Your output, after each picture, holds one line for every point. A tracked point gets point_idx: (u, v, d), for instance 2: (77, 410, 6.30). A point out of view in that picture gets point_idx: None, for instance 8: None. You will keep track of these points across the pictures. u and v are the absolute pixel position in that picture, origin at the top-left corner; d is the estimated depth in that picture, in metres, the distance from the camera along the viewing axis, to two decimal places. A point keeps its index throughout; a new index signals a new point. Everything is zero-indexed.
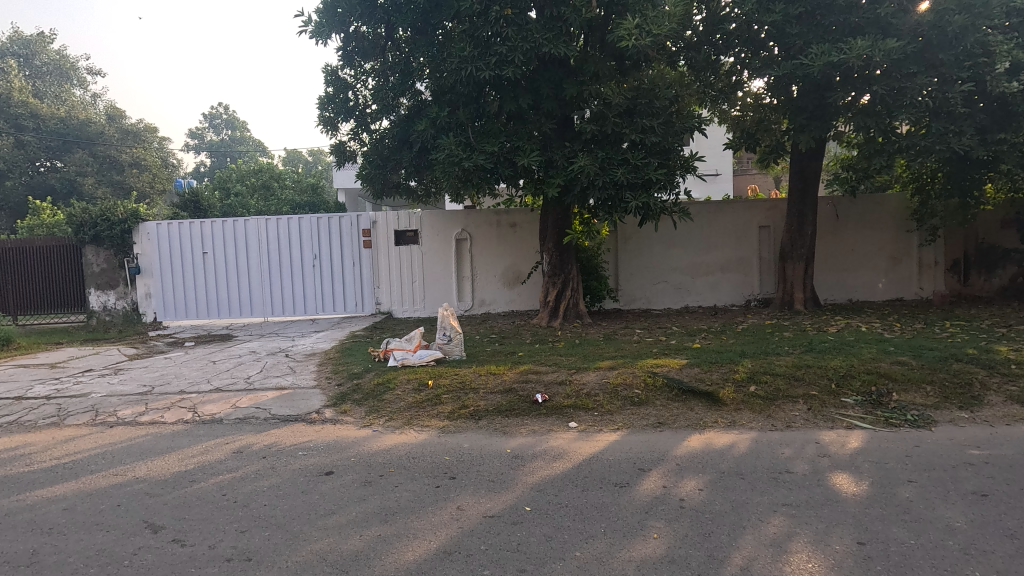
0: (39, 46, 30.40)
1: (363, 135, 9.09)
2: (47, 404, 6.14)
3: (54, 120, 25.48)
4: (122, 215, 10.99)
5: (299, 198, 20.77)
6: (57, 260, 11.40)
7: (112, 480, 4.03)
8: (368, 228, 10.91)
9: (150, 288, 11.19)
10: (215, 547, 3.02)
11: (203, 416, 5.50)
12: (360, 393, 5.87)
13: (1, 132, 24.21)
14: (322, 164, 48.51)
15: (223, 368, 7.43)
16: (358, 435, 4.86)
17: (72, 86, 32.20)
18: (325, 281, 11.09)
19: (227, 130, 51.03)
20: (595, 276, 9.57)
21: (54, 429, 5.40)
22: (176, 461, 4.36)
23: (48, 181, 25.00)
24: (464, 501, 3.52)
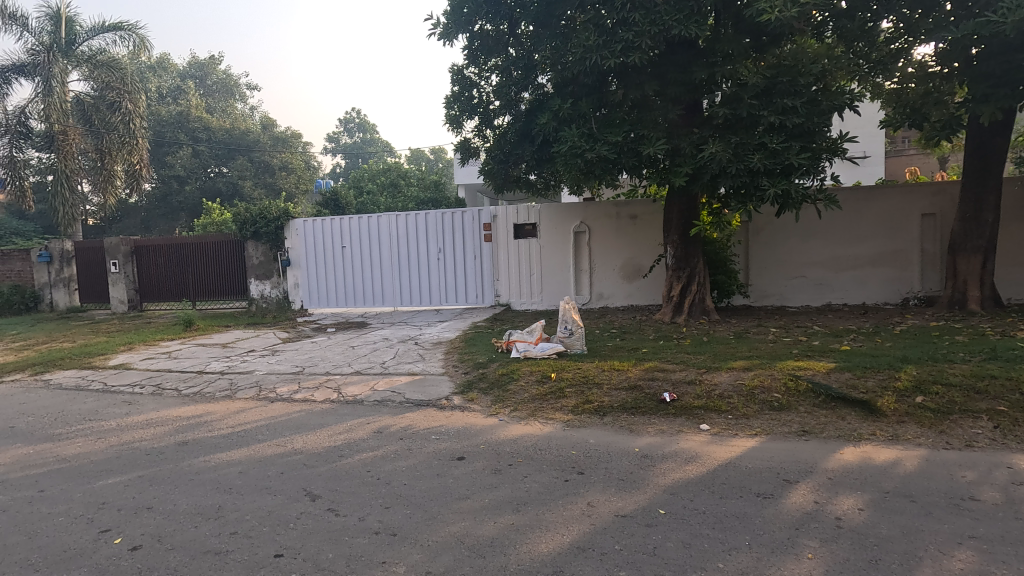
0: (210, 67, 35.12)
1: (486, 131, 9.30)
2: (222, 379, 7.09)
3: (222, 131, 29.34)
4: (276, 214, 12.36)
5: (423, 194, 21.95)
6: (226, 254, 13.11)
7: (276, 450, 4.54)
8: (488, 223, 11.21)
9: (298, 278, 12.46)
10: (364, 519, 3.26)
11: (346, 396, 6.01)
12: (485, 382, 6.07)
13: (182, 144, 28.33)
14: (443, 162, 50.77)
15: (361, 353, 8.07)
16: (485, 423, 5.02)
17: (235, 101, 36.73)
18: (448, 274, 11.59)
19: (360, 133, 55.22)
20: (722, 270, 9.00)
21: (227, 401, 6.19)
22: (326, 437, 4.80)
23: (217, 184, 28.82)
24: (594, 498, 3.47)
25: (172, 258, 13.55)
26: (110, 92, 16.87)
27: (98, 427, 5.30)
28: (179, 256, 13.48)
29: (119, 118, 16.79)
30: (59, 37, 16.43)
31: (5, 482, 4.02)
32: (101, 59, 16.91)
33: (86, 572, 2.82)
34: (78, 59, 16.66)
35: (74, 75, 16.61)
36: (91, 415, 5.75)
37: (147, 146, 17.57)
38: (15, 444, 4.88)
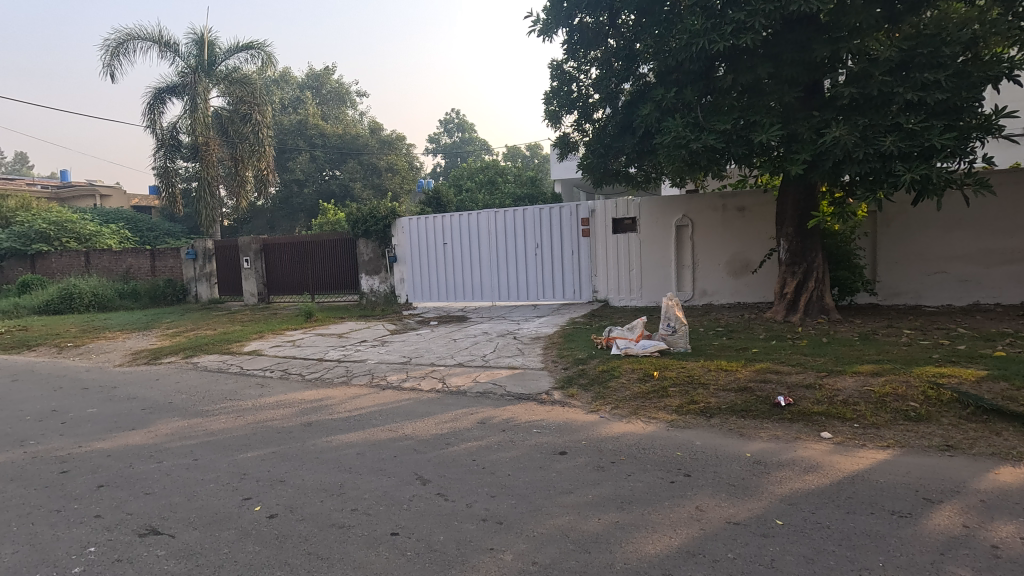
0: (325, 77, 37.92)
1: (586, 125, 9.20)
2: (339, 366, 7.67)
3: (335, 136, 31.60)
4: (384, 213, 13.12)
5: (519, 191, 22.22)
6: (340, 251, 14.13)
7: (388, 434, 4.83)
8: (587, 218, 11.11)
9: (403, 274, 13.14)
10: (472, 506, 3.38)
11: (451, 387, 6.26)
12: (585, 378, 6.05)
13: (302, 150, 30.94)
14: (539, 157, 51.02)
15: (463, 346, 8.36)
16: (587, 419, 5.00)
17: (347, 107, 39.35)
18: (546, 269, 11.66)
19: (459, 132, 56.96)
20: (845, 265, 8.23)
21: (344, 387, 6.69)
22: (433, 425, 5.03)
23: (331, 186, 31.15)
24: (704, 502, 3.34)
25: (294, 255, 14.84)
26: (243, 106, 18.88)
27: (238, 406, 5.96)
28: (300, 253, 14.73)
29: (250, 129, 18.80)
30: (202, 59, 18.54)
31: (168, 450, 4.64)
32: (236, 77, 18.89)
33: (234, 534, 3.18)
34: (218, 78, 18.72)
35: (215, 92, 18.71)
36: (232, 394, 6.47)
37: (273, 153, 19.44)
38: (173, 417, 5.61)
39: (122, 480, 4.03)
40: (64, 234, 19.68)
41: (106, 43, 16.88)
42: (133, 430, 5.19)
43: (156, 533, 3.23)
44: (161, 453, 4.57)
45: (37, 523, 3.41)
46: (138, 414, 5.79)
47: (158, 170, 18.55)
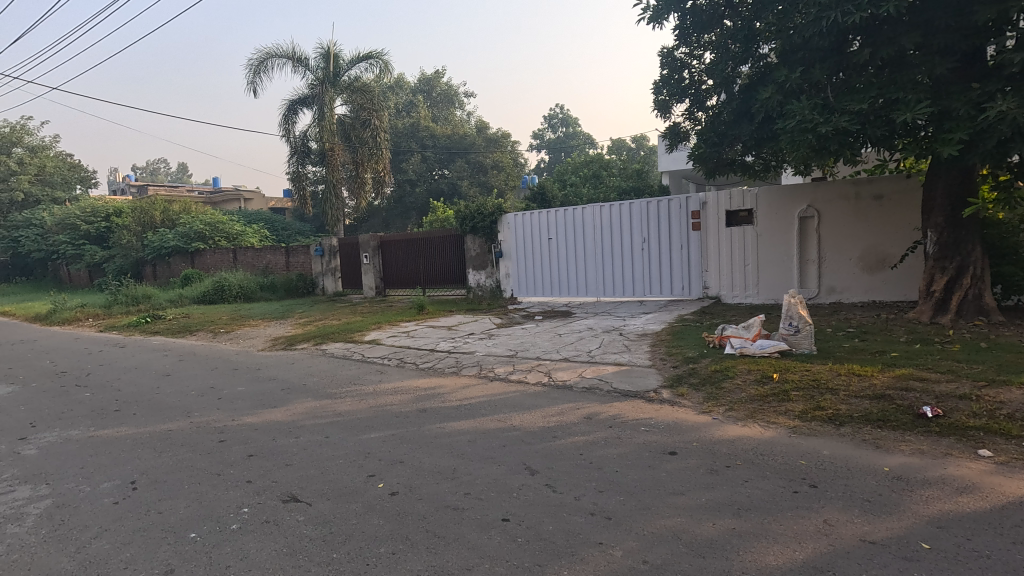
0: (435, 81, 39.59)
1: (698, 113, 8.77)
2: (450, 357, 8.04)
3: (444, 137, 32.91)
4: (491, 210, 13.47)
5: (625, 184, 21.71)
6: (449, 247, 14.75)
7: (497, 424, 4.99)
8: (698, 210, 10.61)
9: (509, 269, 13.41)
10: (580, 499, 3.40)
11: (557, 381, 6.31)
12: (696, 377, 5.81)
13: (414, 151, 32.59)
14: (646, 149, 49.47)
15: (568, 341, 8.37)
16: (698, 420, 4.81)
17: (455, 108, 40.89)
18: (654, 264, 11.31)
19: (563, 127, 56.83)
20: (1011, 259, 7.13)
21: (454, 377, 7.01)
22: (540, 417, 5.11)
23: (441, 185, 32.57)
24: (832, 516, 3.08)
25: (407, 251, 15.74)
26: (363, 112, 20.35)
27: (361, 390, 6.48)
28: (413, 249, 15.59)
29: (369, 133, 20.22)
30: (328, 70, 20.07)
31: (303, 427, 5.15)
32: (357, 85, 20.34)
33: (361, 506, 3.48)
34: (341, 88, 20.25)
35: (339, 101, 20.28)
36: (356, 380, 7.04)
37: (389, 156, 20.89)
38: (306, 398, 6.21)
39: (267, 451, 4.55)
40: (216, 234, 22.46)
41: (250, 63, 18.96)
42: (275, 408, 5.84)
43: (296, 500, 3.61)
44: (298, 429, 5.09)
45: (203, 483, 3.95)
46: (278, 393, 6.48)
47: (291, 175, 20.55)
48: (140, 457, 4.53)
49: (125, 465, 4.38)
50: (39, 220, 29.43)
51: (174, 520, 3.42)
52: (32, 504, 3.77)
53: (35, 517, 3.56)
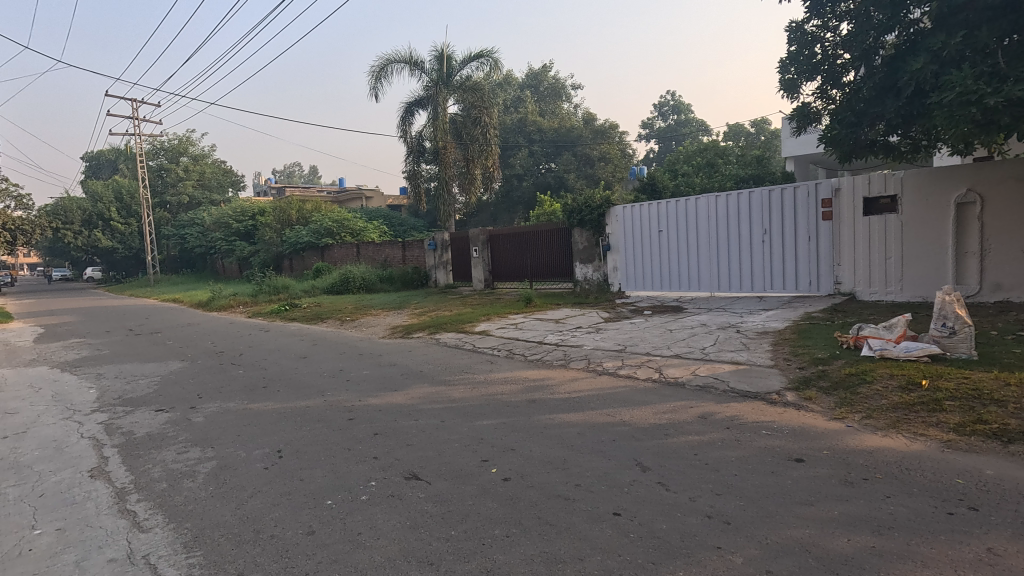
0: (543, 76, 39.77)
1: (832, 91, 7.95)
2: (558, 350, 8.09)
3: (551, 130, 32.98)
4: (599, 202, 13.28)
5: (744, 172, 20.34)
6: (556, 240, 14.81)
7: (606, 418, 4.95)
8: (829, 198, 9.68)
9: (617, 262, 13.12)
10: (695, 501, 3.29)
11: (668, 378, 6.12)
12: (826, 380, 5.34)
13: (521, 146, 33.04)
14: (767, 134, 45.96)
15: (680, 337, 8.06)
16: (828, 426, 4.43)
17: (563, 102, 40.82)
18: (776, 257, 10.52)
19: (674, 115, 54.48)
20: None
21: (563, 369, 7.05)
22: (651, 414, 4.99)
23: (547, 179, 32.80)
24: (999, 545, 2.69)
25: (515, 244, 16.03)
26: (474, 110, 21.04)
27: (473, 379, 6.74)
28: (521, 243, 15.85)
29: (479, 130, 20.90)
30: (442, 72, 20.90)
31: (421, 411, 5.48)
32: (468, 85, 21.03)
33: (476, 489, 3.63)
34: (454, 88, 21.02)
35: (452, 101, 21.07)
36: (468, 368, 7.33)
37: (497, 152, 21.50)
38: (423, 384, 6.58)
39: (390, 431, 4.90)
40: (343, 230, 24.43)
41: (372, 70, 20.33)
42: (396, 391, 6.27)
43: (417, 478, 3.86)
44: (416, 412, 5.42)
45: (337, 456, 4.36)
46: (398, 378, 6.94)
47: (408, 174, 21.73)
48: (284, 430, 5.09)
49: (273, 435, 4.94)
50: (201, 220, 33.89)
51: (313, 487, 3.81)
52: (202, 463, 4.39)
53: (205, 475, 4.15)
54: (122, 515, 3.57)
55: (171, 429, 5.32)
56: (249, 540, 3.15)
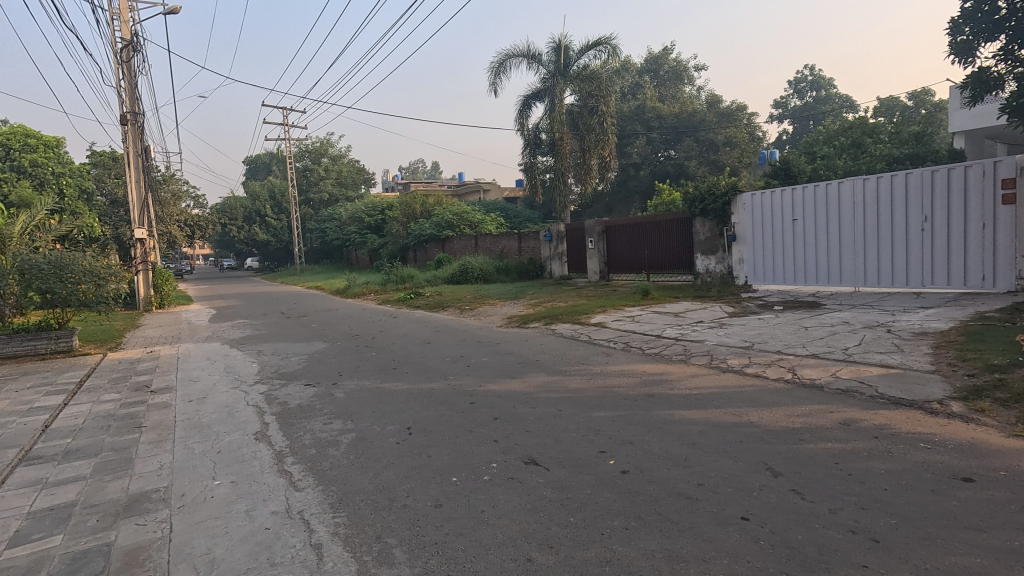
0: (663, 58, 38.16)
1: (1021, 51, 6.71)
2: (678, 344, 7.80)
3: (671, 116, 31.61)
4: (723, 189, 12.36)
5: (898, 151, 17.99)
6: (676, 231, 14.20)
7: (732, 418, 4.69)
8: (1012, 178, 8.31)
9: (743, 254, 12.28)
10: (837, 513, 3.01)
11: (803, 378, 5.64)
12: (1004, 391, 4.59)
13: (639, 134, 32.05)
14: (928, 107, 40.08)
15: (817, 336, 7.38)
16: (1006, 444, 3.81)
17: (684, 85, 38.94)
18: (938, 248, 9.21)
19: (812, 91, 49.49)
20: None
21: (683, 364, 6.79)
22: (783, 416, 4.64)
23: (666, 167, 31.62)
24: None
25: (632, 235, 15.62)
26: (591, 99, 20.82)
27: (589, 370, 6.73)
28: (638, 233, 15.42)
29: (596, 120, 20.69)
30: (559, 63, 20.84)
31: (539, 399, 5.59)
32: (586, 74, 20.82)
33: (594, 479, 3.64)
34: (571, 78, 20.89)
35: (568, 92, 20.98)
36: (583, 359, 7.33)
37: (615, 140, 21.13)
38: (540, 373, 6.70)
39: (509, 416, 5.07)
40: (462, 222, 25.47)
41: (492, 66, 20.87)
42: (514, 379, 6.45)
43: (536, 464, 3.95)
44: (534, 400, 5.54)
45: (460, 437, 4.61)
46: (515, 366, 7.14)
47: (524, 166, 22.03)
48: (413, 409, 5.48)
49: (402, 413, 5.34)
50: (338, 214, 37.25)
51: (439, 464, 4.06)
52: (343, 434, 4.86)
53: (346, 445, 4.60)
54: (281, 475, 4.08)
55: (318, 402, 5.95)
56: (385, 507, 3.45)
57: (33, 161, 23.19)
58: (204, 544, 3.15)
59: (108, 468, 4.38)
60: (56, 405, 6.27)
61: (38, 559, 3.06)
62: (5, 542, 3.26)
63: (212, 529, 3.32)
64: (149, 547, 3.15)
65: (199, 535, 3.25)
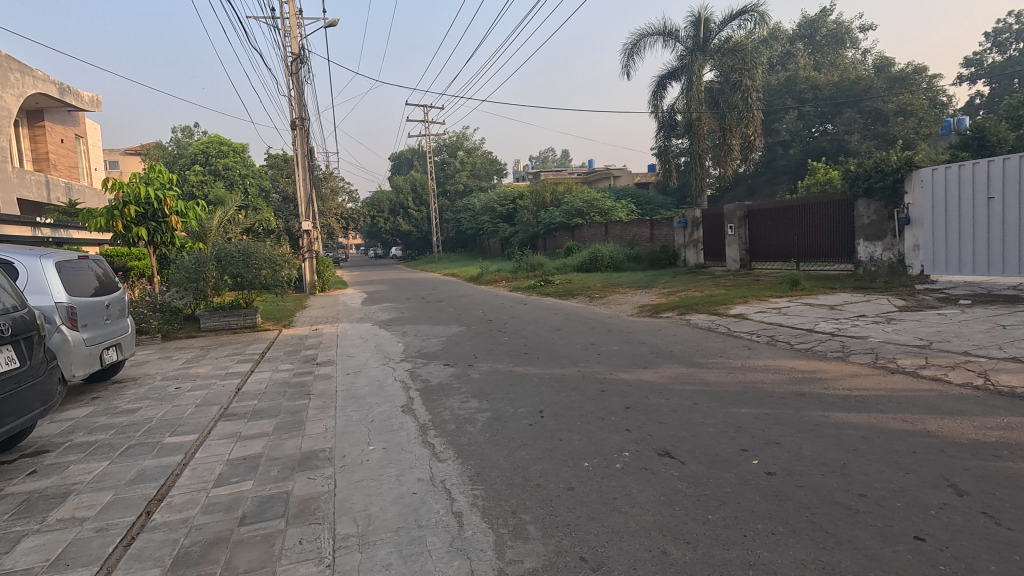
0: (820, 21, 34.16)
1: None
2: (834, 340, 7.04)
3: (829, 86, 28.30)
4: (894, 164, 10.80)
5: None
6: (832, 214, 12.76)
7: (903, 425, 4.12)
8: None
9: (918, 239, 10.63)
10: None
11: (998, 386, 4.77)
12: None
13: (789, 108, 29.16)
14: None
15: (1018, 335, 6.19)
16: None
17: (845, 48, 34.54)
18: None
19: (1018, 43, 40.99)
20: None
21: (840, 362, 6.10)
22: (971, 427, 3.98)
23: (821, 143, 28.37)
24: None
25: (779, 220, 14.34)
26: (733, 74, 19.36)
27: (730, 363, 6.33)
28: (786, 218, 14.11)
29: (739, 96, 19.26)
30: (699, 37, 19.52)
31: (673, 390, 5.39)
32: (728, 47, 19.36)
33: (735, 478, 3.43)
34: (711, 52, 19.50)
35: (708, 68, 19.66)
36: (723, 352, 6.91)
37: (760, 117, 19.56)
38: (674, 364, 6.45)
39: (642, 406, 4.96)
40: (592, 210, 25.23)
41: (625, 48, 20.26)
42: (646, 369, 6.30)
43: (670, 457, 3.83)
44: (668, 391, 5.36)
45: (591, 423, 4.62)
46: (648, 357, 6.94)
47: (657, 150, 21.15)
48: (544, 393, 5.60)
49: (535, 397, 5.48)
50: (472, 204, 38.92)
51: (571, 448, 4.11)
52: (479, 413, 5.12)
53: (482, 423, 4.84)
54: (425, 446, 4.41)
55: (456, 381, 6.33)
56: (519, 485, 3.58)
57: (226, 166, 28.44)
58: (362, 501, 3.52)
59: (286, 428, 5.07)
60: (245, 372, 7.39)
61: (236, 499, 3.66)
62: (212, 482, 3.94)
63: (368, 489, 3.70)
64: (318, 498, 3.61)
65: (358, 493, 3.65)
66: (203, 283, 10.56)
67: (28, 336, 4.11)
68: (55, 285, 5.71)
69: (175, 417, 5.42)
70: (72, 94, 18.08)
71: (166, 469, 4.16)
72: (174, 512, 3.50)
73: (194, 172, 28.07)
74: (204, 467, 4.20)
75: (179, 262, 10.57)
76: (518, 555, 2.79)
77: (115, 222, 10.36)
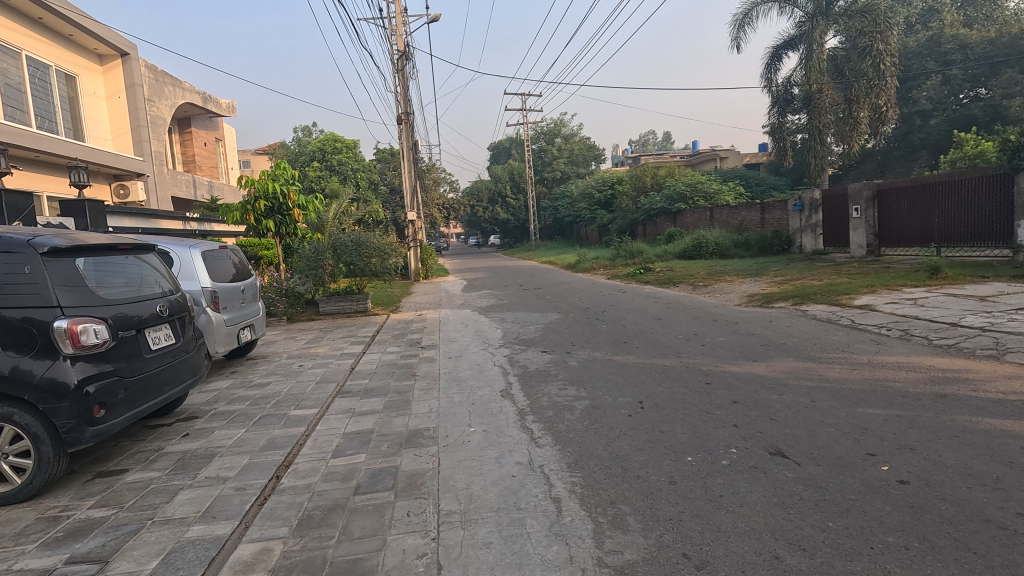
0: None
1: None
2: (984, 336, 6.16)
3: (982, 45, 24.78)
4: None
5: None
6: (984, 192, 11.16)
7: None
8: None
9: None
10: None
11: None
12: None
13: (931, 72, 25.67)
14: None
15: None
16: None
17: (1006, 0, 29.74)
18: None
19: None
20: None
21: (992, 362, 5.32)
22: None
23: (971, 111, 24.70)
24: None
25: (916, 199, 12.79)
26: (862, 38, 17.38)
27: (853, 359, 5.76)
28: (926, 198, 12.53)
29: (869, 63, 17.25)
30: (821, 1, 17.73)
31: (788, 386, 5.01)
32: (858, 8, 17.37)
33: (861, 484, 3.13)
34: (836, 16, 17.62)
35: (831, 34, 17.81)
36: (845, 346, 6.31)
37: (895, 85, 17.38)
38: (789, 357, 5.99)
39: (751, 401, 4.66)
40: (696, 194, 24.09)
41: (735, 18, 18.96)
42: (756, 362, 5.91)
43: (785, 457, 3.56)
44: (781, 387, 4.99)
45: (695, 416, 4.43)
46: (759, 348, 6.52)
47: (770, 127, 19.73)
48: (645, 383, 5.45)
49: (634, 387, 5.35)
50: (569, 192, 38.61)
51: (673, 441, 3.97)
52: (578, 401, 5.10)
53: (580, 411, 4.81)
54: (524, 430, 4.48)
55: (553, 368, 6.37)
56: (619, 475, 3.52)
57: (341, 161, 30.52)
58: (464, 480, 3.65)
59: (394, 406, 5.38)
60: (357, 353, 7.93)
61: (351, 469, 3.95)
62: (330, 453, 4.28)
63: (470, 468, 3.83)
64: (423, 474, 3.79)
65: (461, 471, 3.79)
66: (321, 270, 11.36)
67: (182, 316, 4.71)
68: (201, 272, 6.49)
69: (298, 393, 5.95)
70: (213, 101, 20.25)
71: (291, 439, 4.58)
72: (298, 478, 3.85)
73: (313, 168, 30.44)
74: (323, 439, 4.58)
75: (302, 252, 11.46)
76: (617, 546, 2.75)
77: (249, 215, 11.52)
